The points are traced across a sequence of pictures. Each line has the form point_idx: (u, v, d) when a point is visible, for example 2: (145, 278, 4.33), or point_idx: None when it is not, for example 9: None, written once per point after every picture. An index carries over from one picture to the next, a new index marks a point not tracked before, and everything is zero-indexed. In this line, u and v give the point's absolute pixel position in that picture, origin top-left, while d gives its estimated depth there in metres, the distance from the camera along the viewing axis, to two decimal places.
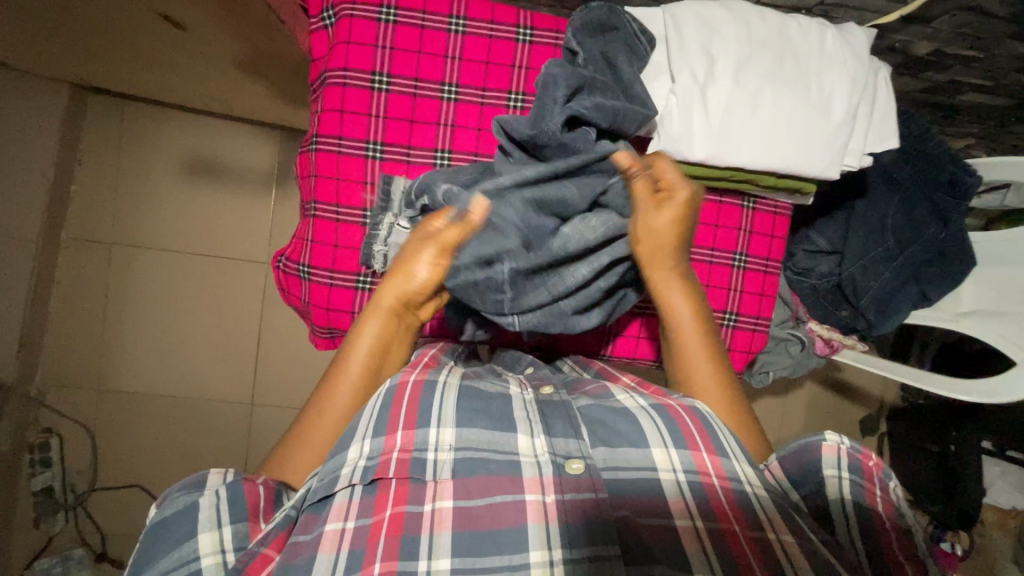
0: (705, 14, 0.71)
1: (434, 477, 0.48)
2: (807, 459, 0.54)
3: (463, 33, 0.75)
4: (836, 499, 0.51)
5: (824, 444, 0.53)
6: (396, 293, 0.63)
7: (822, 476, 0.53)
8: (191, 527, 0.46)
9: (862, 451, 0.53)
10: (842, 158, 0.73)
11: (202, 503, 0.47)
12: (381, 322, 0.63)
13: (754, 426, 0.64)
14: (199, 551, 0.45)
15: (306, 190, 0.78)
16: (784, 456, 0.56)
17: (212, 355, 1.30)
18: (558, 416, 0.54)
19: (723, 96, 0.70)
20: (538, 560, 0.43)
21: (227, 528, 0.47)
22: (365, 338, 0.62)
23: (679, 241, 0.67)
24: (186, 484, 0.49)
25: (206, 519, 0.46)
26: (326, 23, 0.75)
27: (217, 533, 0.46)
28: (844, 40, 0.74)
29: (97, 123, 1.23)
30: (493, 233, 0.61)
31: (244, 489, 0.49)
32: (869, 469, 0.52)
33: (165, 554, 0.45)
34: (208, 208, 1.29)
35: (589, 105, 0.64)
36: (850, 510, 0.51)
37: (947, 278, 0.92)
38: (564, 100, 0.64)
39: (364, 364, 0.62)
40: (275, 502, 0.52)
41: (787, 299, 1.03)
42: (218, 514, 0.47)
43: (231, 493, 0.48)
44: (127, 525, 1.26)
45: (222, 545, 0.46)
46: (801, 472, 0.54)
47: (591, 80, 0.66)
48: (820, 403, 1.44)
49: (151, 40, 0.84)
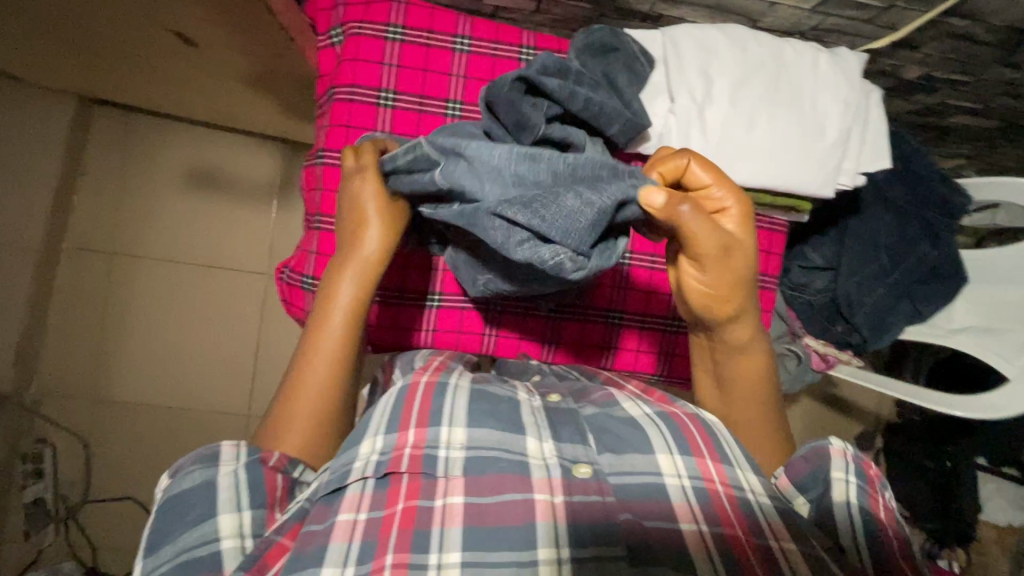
0: (702, 37, 0.74)
1: (445, 473, 0.49)
2: (816, 462, 0.55)
3: (468, 52, 0.77)
4: (840, 503, 0.51)
5: (830, 447, 0.54)
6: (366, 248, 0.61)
7: (829, 477, 0.53)
8: (209, 509, 0.46)
9: (863, 459, 0.54)
10: (836, 177, 0.75)
11: (221, 483, 0.48)
12: (359, 276, 0.61)
13: (774, 438, 0.63)
14: (220, 532, 0.46)
15: (311, 203, 0.79)
16: (795, 462, 0.56)
17: (211, 366, 1.30)
18: (565, 422, 0.55)
19: (720, 116, 0.72)
20: (546, 557, 0.44)
21: (246, 513, 0.47)
22: (343, 292, 0.60)
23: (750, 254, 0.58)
24: (201, 458, 0.49)
25: (224, 502, 0.47)
26: (335, 41, 0.78)
27: (236, 516, 0.47)
28: (837, 64, 0.76)
29: (102, 134, 1.24)
30: (561, 202, 0.49)
31: (262, 477, 0.49)
32: (870, 475, 0.53)
33: (185, 531, 0.46)
34: (210, 220, 1.30)
35: (559, 84, 0.63)
36: (856, 513, 0.50)
37: (939, 294, 0.94)
38: (534, 70, 0.63)
39: (344, 327, 0.59)
40: (290, 493, 0.52)
41: (784, 314, 1.07)
42: (238, 497, 0.47)
43: (249, 476, 0.49)
44: (121, 538, 1.24)
45: (241, 530, 0.46)
46: (808, 477, 0.55)
47: (577, 71, 0.66)
48: (818, 417, 1.45)
49: (161, 54, 0.86)
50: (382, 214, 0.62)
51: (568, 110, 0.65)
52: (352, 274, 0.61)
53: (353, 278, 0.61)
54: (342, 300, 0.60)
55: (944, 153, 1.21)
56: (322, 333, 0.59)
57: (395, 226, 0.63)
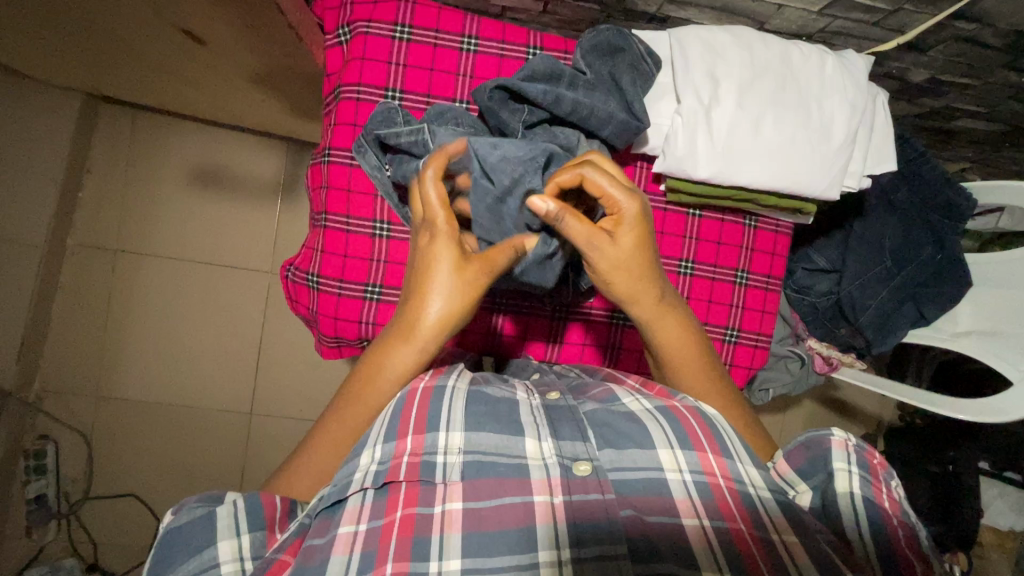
0: (708, 38, 0.74)
1: (444, 479, 0.49)
2: (815, 452, 0.55)
3: (475, 52, 0.77)
4: (844, 492, 0.51)
5: (831, 438, 0.54)
6: (425, 325, 0.59)
7: (832, 468, 0.52)
8: (208, 535, 0.46)
9: (867, 449, 0.55)
10: (842, 179, 0.75)
11: (220, 512, 0.47)
12: (416, 355, 0.59)
13: (764, 436, 0.65)
14: (220, 556, 0.45)
15: (318, 202, 0.80)
16: (792, 450, 0.57)
17: (214, 363, 1.30)
18: (564, 419, 0.55)
19: (727, 118, 0.72)
20: (547, 559, 0.44)
21: (246, 536, 0.47)
22: (397, 360, 0.59)
23: (649, 251, 0.62)
24: (203, 497, 0.49)
25: (224, 528, 0.47)
26: (342, 39, 0.78)
27: (236, 541, 0.46)
28: (843, 67, 0.76)
29: (107, 131, 1.25)
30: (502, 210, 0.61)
31: (261, 501, 0.49)
32: (874, 466, 0.53)
33: (185, 560, 0.45)
34: (215, 217, 1.30)
35: (541, 89, 0.66)
36: (859, 505, 0.50)
37: (945, 300, 0.93)
38: (521, 76, 0.67)
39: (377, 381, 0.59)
40: (290, 514, 0.52)
41: (787, 317, 1.06)
42: (237, 522, 0.47)
43: (248, 503, 0.49)
44: (122, 535, 1.25)
45: (241, 552, 0.46)
46: (808, 467, 0.55)
47: (571, 74, 0.69)
48: (820, 420, 1.45)
49: (167, 51, 0.86)
50: (450, 281, 0.58)
51: (557, 114, 0.68)
52: (409, 352, 0.59)
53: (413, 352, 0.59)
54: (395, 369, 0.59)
55: (948, 156, 1.21)
56: (370, 393, 0.58)
57: (463, 300, 0.59)
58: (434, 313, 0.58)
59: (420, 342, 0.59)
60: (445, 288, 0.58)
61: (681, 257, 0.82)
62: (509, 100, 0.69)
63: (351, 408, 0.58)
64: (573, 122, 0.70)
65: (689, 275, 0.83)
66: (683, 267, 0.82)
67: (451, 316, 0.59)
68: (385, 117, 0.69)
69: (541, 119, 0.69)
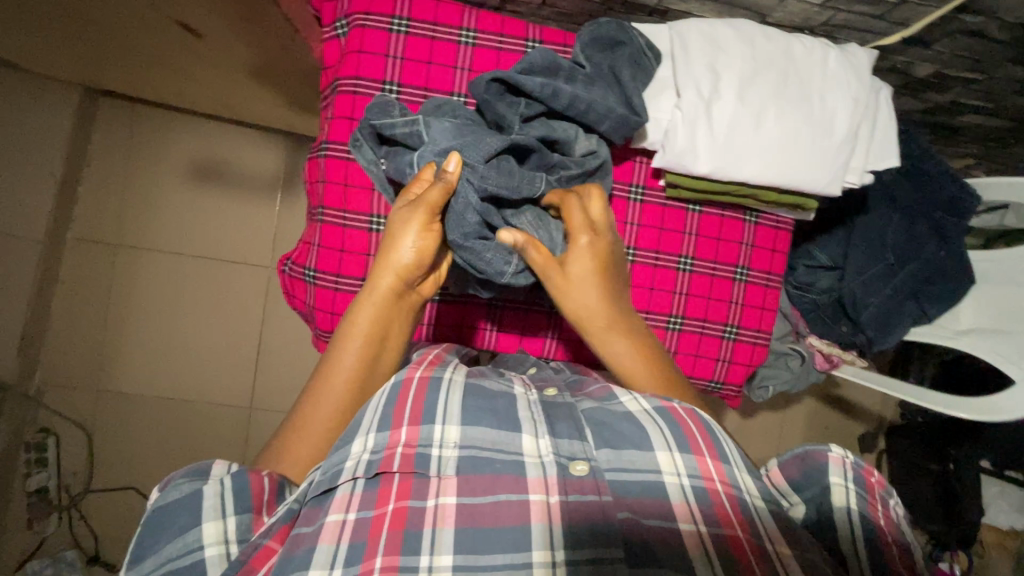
0: (710, 32, 0.73)
1: (438, 473, 0.48)
2: (812, 464, 0.55)
3: (473, 45, 0.76)
4: (840, 506, 0.51)
5: (829, 454, 0.54)
6: (383, 281, 0.62)
7: (828, 482, 0.52)
8: (194, 516, 0.46)
9: (864, 467, 0.54)
10: (843, 175, 0.74)
11: (206, 492, 0.47)
12: (375, 305, 0.62)
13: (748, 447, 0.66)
14: (204, 539, 0.45)
15: (315, 196, 0.79)
16: (787, 461, 0.57)
17: (213, 357, 1.30)
18: (563, 417, 0.54)
19: (727, 113, 0.71)
20: (541, 559, 0.43)
21: (231, 518, 0.46)
22: (360, 317, 0.61)
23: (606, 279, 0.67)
24: (189, 472, 0.49)
25: (210, 509, 0.46)
26: (339, 32, 0.77)
27: (221, 523, 0.46)
28: (847, 62, 0.75)
29: (108, 125, 1.25)
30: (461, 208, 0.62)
31: (248, 481, 0.49)
32: (870, 484, 0.53)
33: (170, 541, 0.45)
34: (214, 211, 1.30)
35: (538, 82, 0.65)
36: (857, 522, 0.49)
37: (947, 295, 0.93)
38: (518, 68, 0.66)
39: (357, 361, 0.60)
40: (278, 496, 0.51)
41: (788, 314, 1.05)
42: (223, 504, 0.46)
43: (236, 484, 0.48)
44: (122, 528, 1.25)
45: (226, 536, 0.45)
46: (804, 478, 0.55)
47: (569, 67, 0.68)
48: (820, 418, 1.45)
49: (165, 44, 0.85)
50: (401, 219, 0.62)
51: (553, 108, 0.68)
52: (370, 304, 0.62)
53: (373, 312, 0.62)
54: (361, 333, 0.61)
55: (953, 152, 1.20)
56: (339, 359, 0.60)
57: (419, 239, 0.62)
58: (400, 254, 0.62)
59: (378, 299, 0.62)
60: (395, 229, 0.62)
61: (680, 253, 0.82)
62: (505, 93, 0.68)
63: (347, 401, 0.58)
64: (569, 116, 0.70)
65: (689, 272, 0.82)
66: (682, 263, 0.82)
67: (407, 272, 0.62)
68: (382, 108, 0.66)
69: (537, 113, 0.69)
